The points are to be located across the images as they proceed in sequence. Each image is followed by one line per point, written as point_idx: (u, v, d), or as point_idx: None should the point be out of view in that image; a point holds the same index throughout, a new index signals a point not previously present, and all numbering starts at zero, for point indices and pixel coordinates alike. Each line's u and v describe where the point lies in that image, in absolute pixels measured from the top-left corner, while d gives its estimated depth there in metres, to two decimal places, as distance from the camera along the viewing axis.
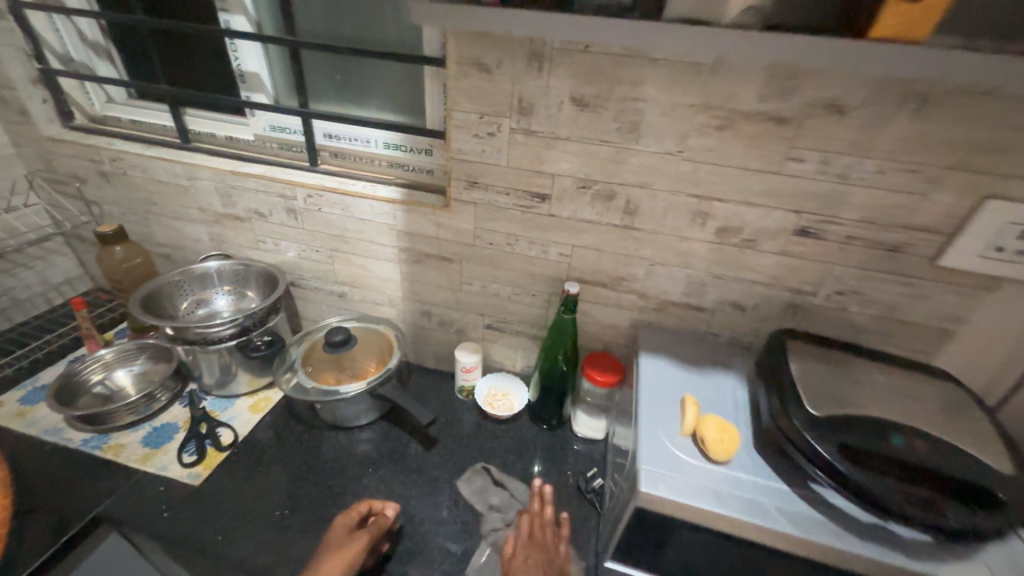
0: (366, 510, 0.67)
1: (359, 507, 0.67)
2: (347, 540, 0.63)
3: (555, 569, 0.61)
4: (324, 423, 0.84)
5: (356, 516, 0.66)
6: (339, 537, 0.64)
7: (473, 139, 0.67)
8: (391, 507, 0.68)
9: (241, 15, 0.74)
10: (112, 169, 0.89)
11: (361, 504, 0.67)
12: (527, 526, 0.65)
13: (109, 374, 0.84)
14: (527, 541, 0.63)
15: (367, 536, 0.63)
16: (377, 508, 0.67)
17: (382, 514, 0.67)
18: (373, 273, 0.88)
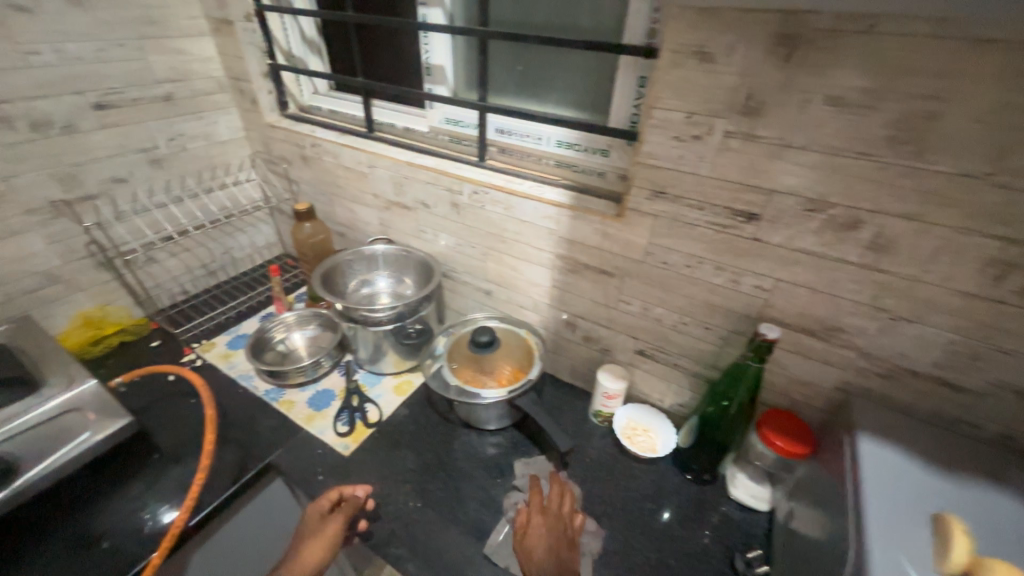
0: (337, 497, 0.65)
1: (326, 496, 0.65)
2: (318, 525, 0.62)
3: (568, 539, 0.60)
4: (458, 419, 0.84)
5: (324, 505, 0.64)
6: (313, 524, 0.63)
7: (672, 142, 0.56)
8: (361, 489, 0.66)
9: (438, 8, 0.74)
10: (310, 153, 1.00)
11: (329, 490, 0.65)
12: (538, 505, 0.63)
13: (288, 335, 0.95)
14: (541, 516, 0.61)
15: (337, 522, 0.62)
16: (347, 492, 0.66)
17: (352, 495, 0.66)
18: (522, 275, 0.84)
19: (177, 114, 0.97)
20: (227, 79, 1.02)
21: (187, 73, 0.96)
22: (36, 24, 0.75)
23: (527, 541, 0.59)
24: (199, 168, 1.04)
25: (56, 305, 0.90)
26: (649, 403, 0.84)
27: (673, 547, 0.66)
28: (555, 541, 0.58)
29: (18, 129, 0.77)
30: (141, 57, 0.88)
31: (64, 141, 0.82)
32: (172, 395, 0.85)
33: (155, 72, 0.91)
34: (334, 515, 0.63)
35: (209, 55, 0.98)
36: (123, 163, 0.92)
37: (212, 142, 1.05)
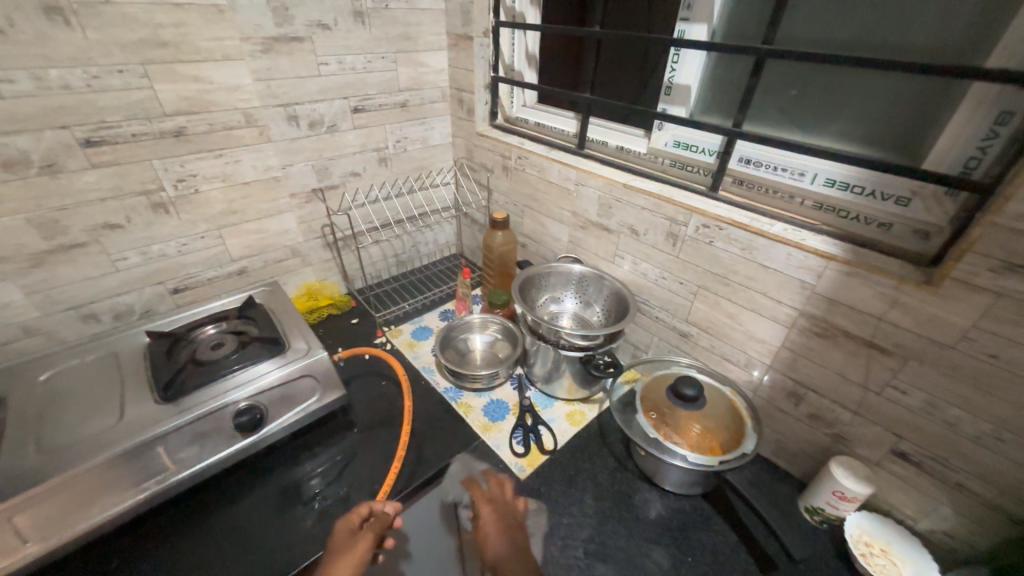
0: (365, 512, 0.61)
1: (357, 512, 0.61)
2: (349, 541, 0.57)
3: (516, 521, 0.61)
4: (637, 470, 0.76)
5: (355, 520, 0.60)
6: (339, 542, 0.57)
7: None
8: (391, 505, 0.63)
9: (704, 24, 0.68)
10: (514, 164, 1.02)
11: (360, 504, 0.62)
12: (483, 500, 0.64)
13: (469, 337, 0.98)
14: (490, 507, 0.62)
15: (371, 537, 0.57)
16: (376, 508, 0.62)
17: (379, 510, 0.62)
18: (738, 325, 0.74)
19: (407, 120, 1.06)
20: (450, 89, 1.10)
21: (422, 83, 1.04)
22: (330, 39, 0.87)
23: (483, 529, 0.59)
24: (412, 168, 1.14)
25: (292, 275, 1.05)
26: (891, 517, 0.66)
27: None
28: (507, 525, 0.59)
29: (301, 126, 0.91)
30: (393, 68, 0.98)
31: (327, 139, 0.95)
32: (369, 372, 0.93)
33: (400, 81, 1.01)
34: (363, 534, 0.58)
35: (442, 67, 1.06)
36: (361, 160, 1.03)
37: (427, 146, 1.14)
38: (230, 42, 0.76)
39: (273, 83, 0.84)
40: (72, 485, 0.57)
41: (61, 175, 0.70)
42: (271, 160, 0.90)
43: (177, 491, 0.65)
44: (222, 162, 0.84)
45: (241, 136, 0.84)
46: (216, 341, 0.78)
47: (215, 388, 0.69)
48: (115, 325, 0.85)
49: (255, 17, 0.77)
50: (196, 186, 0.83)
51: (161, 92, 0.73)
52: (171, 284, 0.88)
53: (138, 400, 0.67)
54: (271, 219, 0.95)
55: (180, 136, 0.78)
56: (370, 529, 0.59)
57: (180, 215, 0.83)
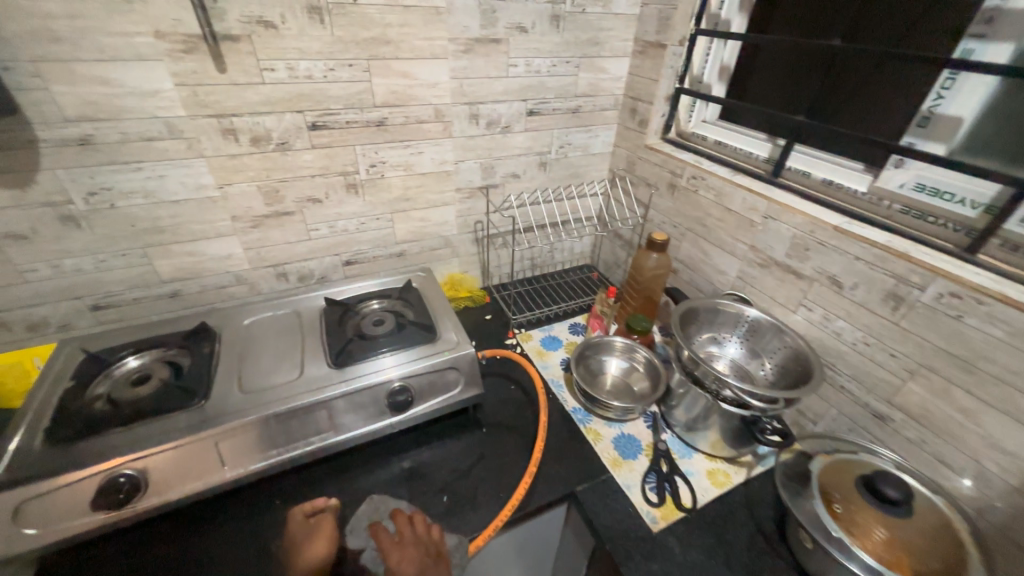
0: (310, 509, 0.64)
1: (299, 509, 0.64)
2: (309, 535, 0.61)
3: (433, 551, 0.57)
4: (792, 560, 0.65)
5: (300, 516, 0.63)
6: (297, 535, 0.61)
7: None
8: (324, 497, 0.66)
9: (1009, 43, 0.55)
10: (684, 184, 0.93)
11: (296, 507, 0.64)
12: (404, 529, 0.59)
13: (605, 359, 0.92)
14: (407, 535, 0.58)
15: (323, 535, 0.60)
16: (317, 503, 0.65)
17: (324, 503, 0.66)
18: (974, 425, 0.58)
19: (574, 126, 1.04)
20: (623, 97, 1.05)
21: (598, 90, 1.01)
22: (524, 42, 0.88)
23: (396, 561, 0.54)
24: (568, 175, 1.11)
25: (440, 263, 1.10)
26: None
27: None
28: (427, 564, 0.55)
29: (479, 125, 0.94)
30: (574, 73, 0.96)
31: (499, 139, 0.97)
32: (498, 373, 0.93)
33: (578, 87, 0.99)
34: (318, 529, 0.61)
35: (621, 75, 1.01)
36: (524, 162, 1.04)
37: (586, 154, 1.10)
38: (440, 42, 0.81)
39: (466, 82, 0.87)
40: (261, 425, 0.65)
41: (289, 153, 0.80)
42: (447, 155, 0.94)
43: (333, 449, 0.72)
44: (408, 152, 0.90)
45: (428, 130, 0.89)
46: (379, 318, 0.85)
47: (376, 364, 0.74)
48: (298, 285, 0.97)
49: (465, 19, 0.81)
50: (383, 172, 0.90)
51: (375, 85, 0.80)
52: (346, 257, 0.98)
53: (315, 361, 0.75)
54: (435, 210, 1.01)
55: (381, 126, 0.84)
56: (322, 520, 0.63)
57: (366, 196, 0.91)
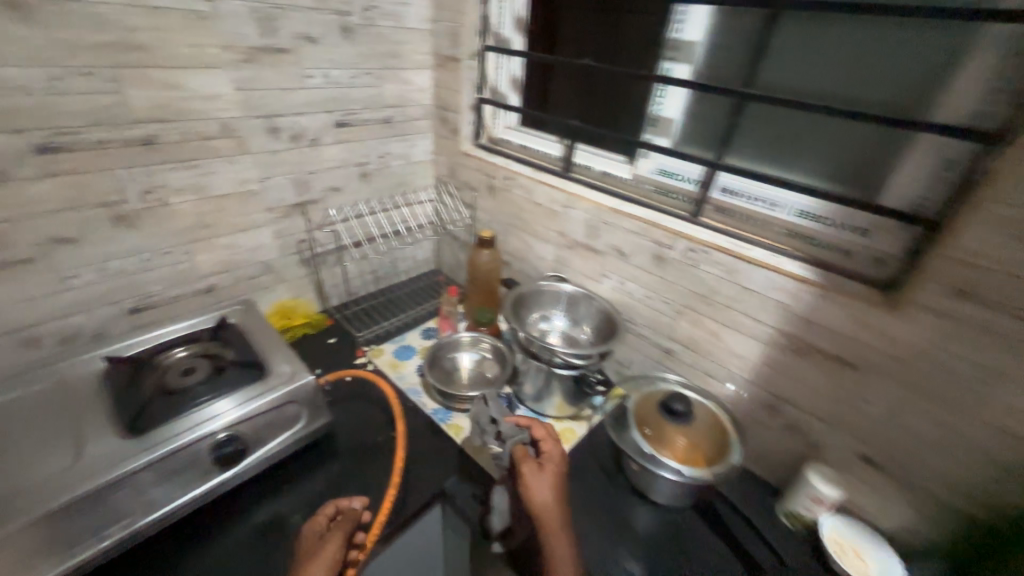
0: (333, 511, 0.62)
1: (324, 512, 0.62)
2: (318, 544, 0.57)
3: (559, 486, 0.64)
4: (628, 484, 0.78)
5: (321, 521, 0.60)
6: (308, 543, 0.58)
7: (1004, 242, 0.48)
8: (358, 499, 0.65)
9: (688, 65, 0.73)
10: (499, 184, 1.03)
11: (325, 505, 0.63)
12: (549, 444, 0.68)
13: (457, 356, 0.97)
14: (553, 452, 0.67)
15: (341, 530, 0.58)
16: (342, 505, 0.64)
17: (348, 506, 0.64)
18: (720, 343, 0.78)
19: (390, 136, 1.05)
20: (433, 107, 1.10)
21: (407, 101, 1.04)
22: (316, 53, 0.85)
23: (540, 475, 0.63)
24: (394, 185, 1.12)
25: (265, 293, 0.99)
26: (856, 517, 0.71)
27: None
28: (562, 486, 0.64)
29: (281, 139, 0.87)
30: (378, 85, 0.97)
31: (308, 152, 0.92)
32: (352, 396, 0.89)
33: (385, 98, 1.00)
34: (333, 530, 0.59)
35: (426, 86, 1.06)
36: (343, 174, 1.00)
37: (409, 163, 1.12)
38: (211, 50, 0.73)
39: (255, 94, 0.80)
40: (21, 539, 0.50)
41: (9, 185, 0.62)
42: (248, 173, 0.85)
43: (145, 534, 0.59)
44: (196, 173, 0.79)
45: (216, 146, 0.79)
46: (188, 368, 0.72)
47: (190, 418, 0.63)
48: (62, 350, 0.76)
49: (239, 26, 0.74)
50: (165, 198, 0.77)
51: (132, 98, 0.68)
52: (131, 303, 0.80)
53: (97, 435, 0.59)
54: (245, 234, 0.90)
55: (150, 145, 0.72)
56: (343, 519, 0.61)
57: (144, 228, 0.77)
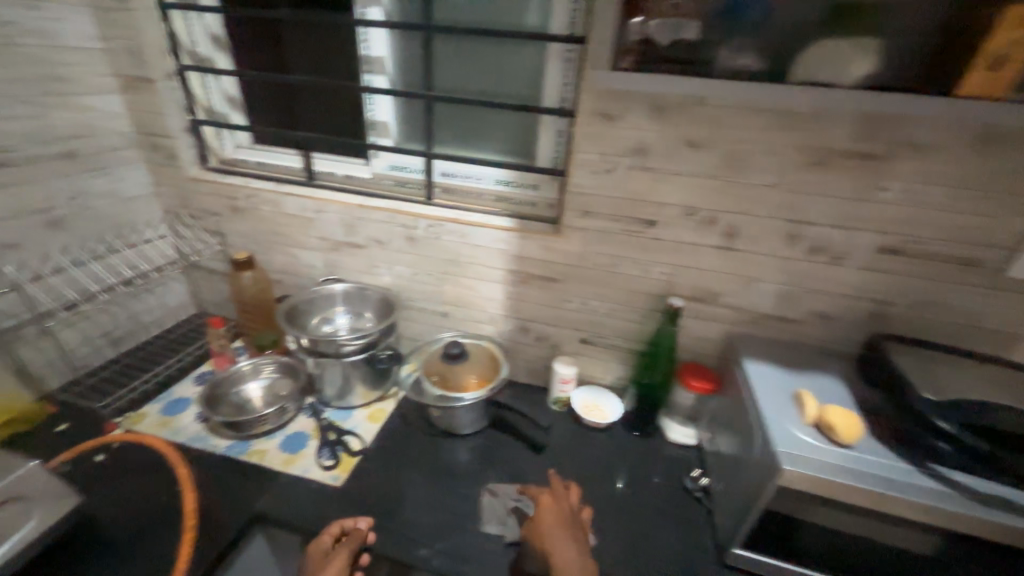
0: (339, 530, 0.66)
1: (330, 531, 0.66)
2: (326, 561, 0.61)
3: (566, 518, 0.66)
4: (438, 431, 0.91)
5: (328, 540, 0.64)
6: (316, 559, 0.62)
7: (593, 175, 0.78)
8: (363, 520, 0.69)
9: (383, 75, 0.88)
10: (245, 204, 1.01)
11: (332, 525, 0.66)
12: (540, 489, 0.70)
13: (242, 386, 0.92)
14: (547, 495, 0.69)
15: (347, 547, 0.62)
16: (348, 525, 0.68)
17: (353, 527, 0.68)
18: (477, 293, 0.97)
19: (80, 172, 0.89)
20: (136, 134, 0.99)
21: (93, 130, 0.90)
22: None
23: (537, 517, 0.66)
24: (105, 227, 0.96)
25: None
26: (593, 383, 1.01)
27: (626, 491, 0.81)
28: (564, 517, 0.66)
29: None
30: (41, 114, 0.82)
31: None
32: (110, 475, 0.75)
33: (57, 129, 0.85)
34: (339, 549, 0.62)
35: (116, 111, 0.94)
36: (18, 225, 0.81)
37: (121, 199, 0.98)
38: None
39: None
40: None
41: None
42: None
43: None
44: None
45: None
46: None
47: None
48: None
49: None
50: None
51: None
52: None
53: None
54: None
55: None
56: (348, 539, 0.65)
57: None
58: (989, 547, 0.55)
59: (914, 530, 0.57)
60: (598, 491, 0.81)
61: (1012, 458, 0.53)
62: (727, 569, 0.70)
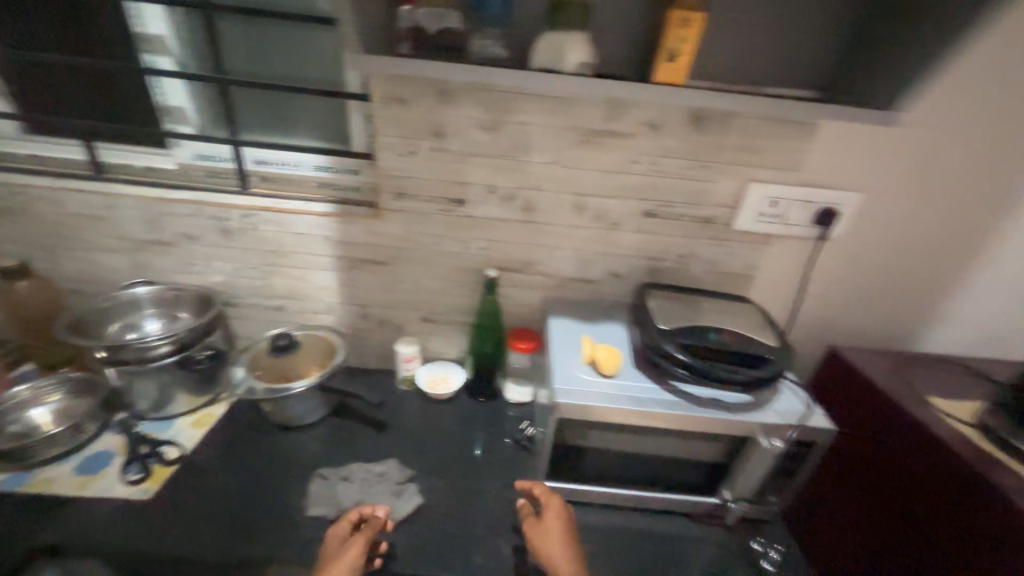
0: (356, 517, 0.68)
1: (348, 517, 0.68)
2: (343, 549, 0.63)
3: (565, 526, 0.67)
4: (275, 426, 0.89)
5: (347, 525, 0.66)
6: (333, 545, 0.64)
7: (399, 158, 0.82)
8: (381, 507, 0.70)
9: (166, 56, 0.81)
10: (12, 204, 0.87)
11: (352, 510, 0.69)
12: (546, 494, 0.70)
13: (24, 413, 0.81)
14: (552, 503, 0.69)
15: (363, 536, 0.64)
16: (366, 511, 0.69)
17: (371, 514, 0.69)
18: (310, 283, 0.96)
19: None
20: None
21: None
22: None
23: (543, 522, 0.67)
24: None
25: None
26: (440, 359, 1.05)
27: (461, 453, 0.87)
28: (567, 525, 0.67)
29: None
30: None
31: None
32: None
33: None
34: (356, 537, 0.64)
35: None
36: None
37: None
38: None
39: None
40: None
41: None
42: None
43: None
44: None
45: None
46: None
47: None
48: None
49: None
50: None
51: None
52: None
53: None
54: None
55: None
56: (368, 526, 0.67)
57: None
58: (711, 439, 0.70)
59: (665, 436, 0.70)
60: (436, 456, 0.86)
61: (718, 371, 0.66)
62: (542, 503, 0.79)
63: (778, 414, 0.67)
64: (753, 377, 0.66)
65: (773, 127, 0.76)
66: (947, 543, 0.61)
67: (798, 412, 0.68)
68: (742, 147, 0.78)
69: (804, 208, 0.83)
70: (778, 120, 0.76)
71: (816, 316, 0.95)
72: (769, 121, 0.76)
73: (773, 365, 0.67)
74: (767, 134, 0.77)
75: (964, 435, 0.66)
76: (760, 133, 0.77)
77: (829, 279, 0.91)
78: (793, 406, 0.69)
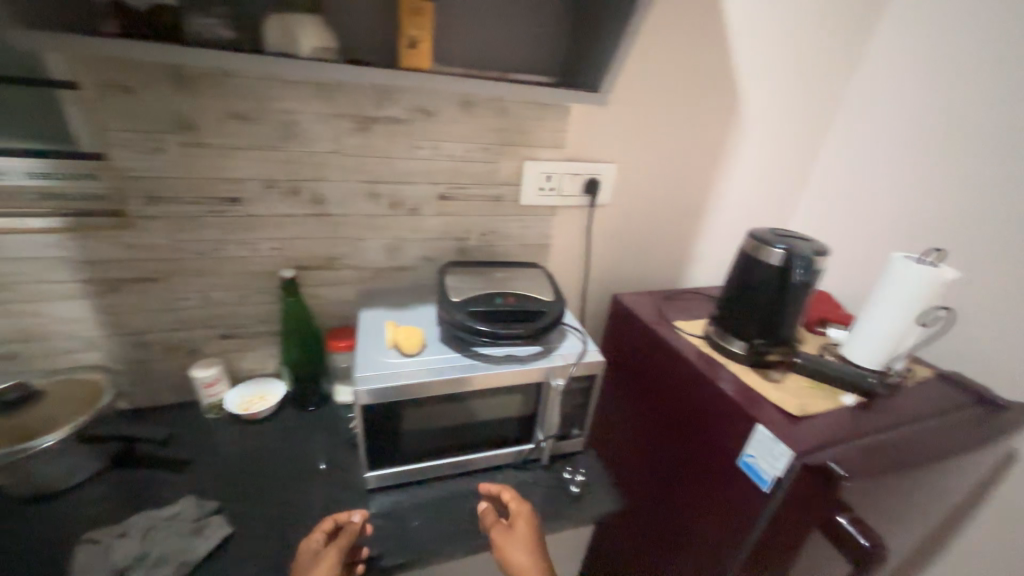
0: (333, 525, 0.66)
1: (324, 525, 0.65)
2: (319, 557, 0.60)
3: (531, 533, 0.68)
4: (22, 500, 0.71)
5: (323, 535, 0.64)
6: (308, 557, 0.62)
7: (140, 156, 0.71)
8: (357, 514, 0.68)
9: None
10: None
11: (326, 519, 0.66)
12: (516, 502, 0.72)
13: None
14: (519, 509, 0.71)
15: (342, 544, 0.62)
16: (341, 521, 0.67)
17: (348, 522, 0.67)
18: (51, 318, 0.78)
19: None
20: None
21: None
22: None
23: (511, 530, 0.68)
24: None
25: None
26: (255, 377, 0.96)
27: (284, 468, 0.81)
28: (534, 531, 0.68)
29: None
30: None
31: None
32: None
33: None
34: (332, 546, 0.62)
35: None
36: None
37: None
38: None
39: None
40: None
41: None
42: None
43: None
44: None
45: None
46: None
47: None
48: None
49: None
50: None
51: None
52: None
53: None
54: None
55: None
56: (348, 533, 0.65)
57: None
58: (515, 392, 0.78)
59: (475, 398, 0.76)
60: (250, 479, 0.78)
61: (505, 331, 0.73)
62: (374, 494, 0.78)
63: (562, 357, 0.77)
64: (531, 329, 0.74)
65: (533, 109, 0.86)
66: (694, 416, 0.78)
67: (578, 350, 0.79)
68: (513, 129, 0.87)
69: (575, 180, 0.96)
70: (536, 103, 0.85)
71: (606, 272, 1.12)
72: (529, 104, 0.85)
73: (549, 314, 0.77)
74: (531, 116, 0.87)
75: (696, 346, 0.84)
76: (524, 116, 0.86)
77: (608, 239, 1.07)
78: (574, 346, 0.80)
